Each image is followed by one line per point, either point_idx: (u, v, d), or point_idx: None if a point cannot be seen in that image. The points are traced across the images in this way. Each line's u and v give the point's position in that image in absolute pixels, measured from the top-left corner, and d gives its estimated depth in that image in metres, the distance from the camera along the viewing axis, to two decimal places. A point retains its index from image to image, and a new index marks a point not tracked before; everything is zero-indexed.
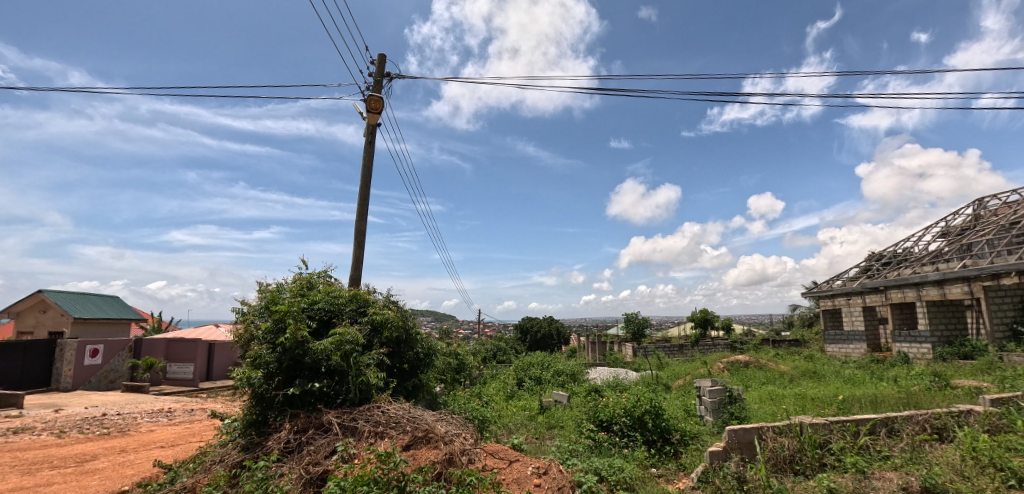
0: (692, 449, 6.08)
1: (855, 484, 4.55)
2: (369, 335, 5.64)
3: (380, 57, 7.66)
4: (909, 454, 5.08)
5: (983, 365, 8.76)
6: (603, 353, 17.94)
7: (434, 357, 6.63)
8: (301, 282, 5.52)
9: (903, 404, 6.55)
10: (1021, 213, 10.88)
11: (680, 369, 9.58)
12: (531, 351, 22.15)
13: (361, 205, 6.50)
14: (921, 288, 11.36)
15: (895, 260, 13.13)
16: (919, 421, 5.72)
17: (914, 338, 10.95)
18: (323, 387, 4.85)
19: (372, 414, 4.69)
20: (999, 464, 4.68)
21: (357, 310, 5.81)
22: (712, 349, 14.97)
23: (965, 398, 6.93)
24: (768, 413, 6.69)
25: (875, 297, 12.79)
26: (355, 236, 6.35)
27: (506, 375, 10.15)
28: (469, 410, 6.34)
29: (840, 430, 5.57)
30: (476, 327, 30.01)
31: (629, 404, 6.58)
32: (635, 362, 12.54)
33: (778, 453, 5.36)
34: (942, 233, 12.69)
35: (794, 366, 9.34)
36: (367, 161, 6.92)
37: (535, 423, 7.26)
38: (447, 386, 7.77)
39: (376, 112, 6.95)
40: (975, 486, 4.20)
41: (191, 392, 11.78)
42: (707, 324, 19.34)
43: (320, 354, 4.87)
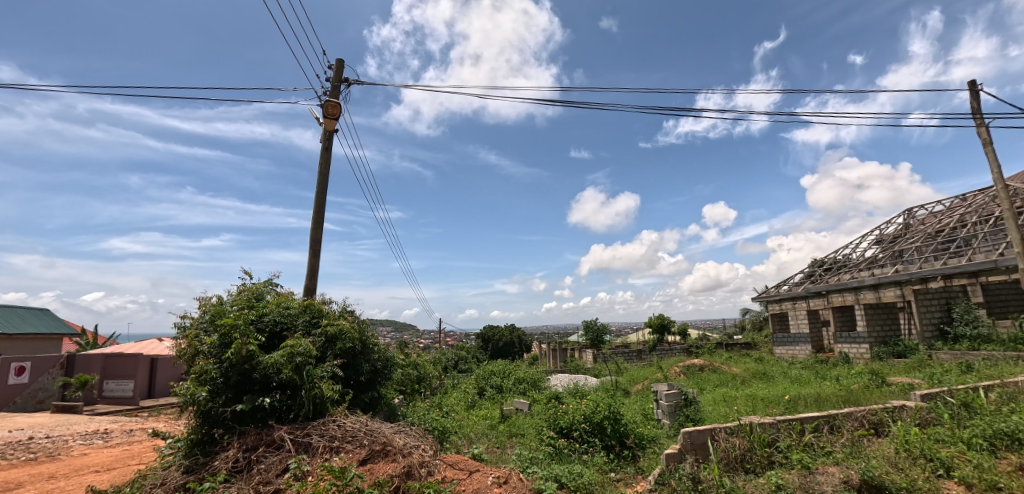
0: (649, 453, 6.20)
1: (801, 479, 4.73)
2: (323, 346, 5.44)
3: (339, 61, 7.49)
4: (849, 449, 5.37)
5: (915, 362, 9.39)
6: (564, 360, 18.07)
7: (392, 368, 6.48)
8: (248, 293, 5.24)
9: (843, 402, 6.94)
10: (944, 222, 11.84)
11: (638, 374, 9.79)
12: (493, 359, 22.06)
13: (316, 212, 6.30)
14: (859, 292, 12.14)
15: (835, 266, 13.96)
16: (858, 417, 6.06)
17: (853, 339, 11.63)
18: (275, 402, 4.62)
19: (327, 428, 4.50)
20: (928, 455, 5.03)
21: (310, 321, 5.61)
22: (669, 354, 15.40)
23: (899, 394, 7.41)
24: (720, 414, 6.92)
25: (818, 301, 13.54)
26: (310, 244, 6.15)
27: (467, 384, 10.06)
28: (428, 420, 6.21)
29: (787, 429, 5.82)
30: (438, 336, 29.61)
31: (589, 410, 6.64)
32: (595, 368, 12.70)
33: (730, 453, 5.54)
34: (876, 241, 13.59)
35: (745, 368, 9.73)
36: (324, 168, 6.74)
37: (496, 432, 7.20)
38: (406, 397, 7.60)
39: (333, 118, 6.78)
40: (907, 479, 4.48)
41: (130, 411, 10.99)
42: (664, 329, 19.91)
43: (270, 369, 4.63)
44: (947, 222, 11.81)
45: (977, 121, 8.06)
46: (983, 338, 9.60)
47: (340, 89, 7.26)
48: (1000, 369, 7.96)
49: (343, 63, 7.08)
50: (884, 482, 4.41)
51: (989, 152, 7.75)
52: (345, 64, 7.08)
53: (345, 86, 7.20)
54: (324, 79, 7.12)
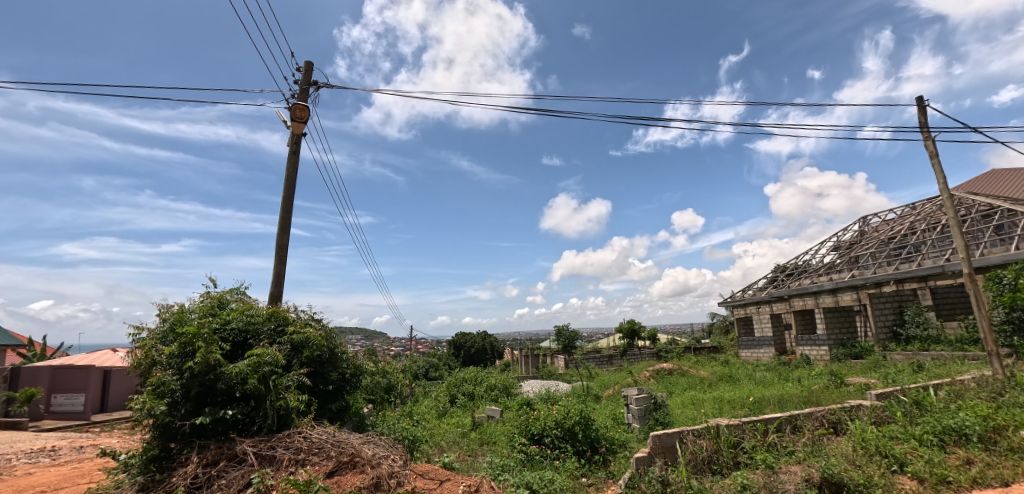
0: (620, 457, 6.25)
1: (765, 479, 4.84)
2: (289, 355, 5.27)
3: (307, 64, 7.34)
4: (810, 448, 5.57)
5: (871, 363, 9.83)
6: (536, 366, 18.10)
7: (361, 377, 6.34)
8: (210, 301, 5.04)
9: (805, 402, 7.19)
10: (896, 229, 12.49)
11: (609, 379, 9.89)
12: (465, 366, 21.89)
13: (283, 217, 6.13)
14: (818, 297, 12.66)
15: (796, 271, 14.50)
16: (818, 417, 6.28)
17: (813, 342, 12.10)
18: (238, 414, 4.43)
19: (293, 441, 4.34)
20: (884, 452, 5.27)
21: (276, 329, 5.41)
22: (639, 358, 15.62)
23: (856, 394, 7.73)
24: (689, 417, 7.06)
25: (781, 305, 14.03)
26: (277, 250, 5.97)
27: (438, 392, 9.93)
28: (398, 430, 6.10)
29: (751, 430, 5.96)
30: (409, 344, 29.13)
31: (561, 415, 6.65)
32: (566, 374, 12.75)
33: (698, 455, 5.65)
34: (834, 247, 14.20)
35: (712, 371, 9.97)
36: (291, 172, 6.57)
37: (467, 440, 7.13)
38: (375, 406, 7.46)
39: (301, 121, 6.63)
40: (865, 477, 4.65)
41: (80, 427, 10.37)
42: (634, 334, 20.25)
43: (234, 379, 4.43)
44: (898, 229, 12.46)
45: (925, 135, 8.55)
46: (933, 339, 10.15)
47: (309, 92, 7.11)
48: (947, 368, 8.42)
49: (313, 67, 6.96)
50: (843, 479, 4.58)
51: (936, 163, 8.22)
52: (314, 67, 6.95)
53: (314, 89, 7.06)
54: (293, 82, 6.96)
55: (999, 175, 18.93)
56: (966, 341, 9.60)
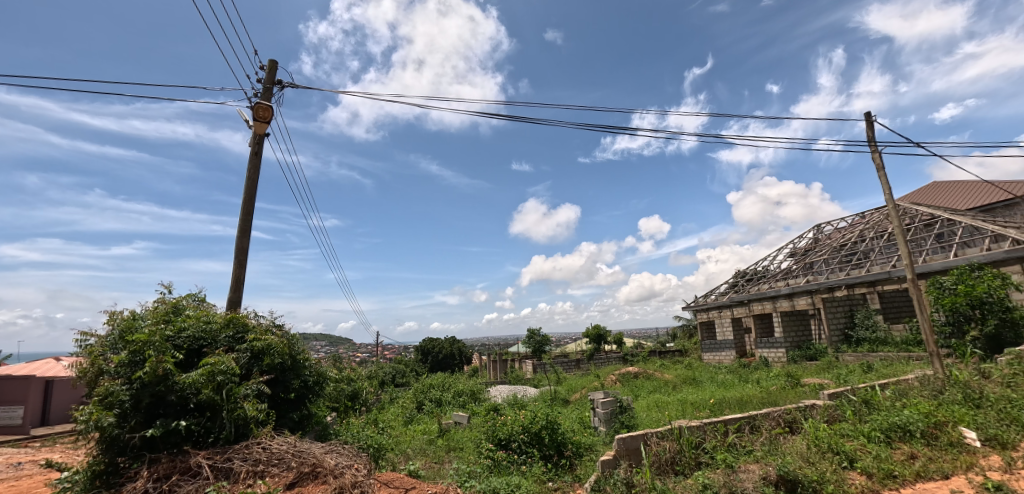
0: (586, 460, 6.31)
1: (725, 478, 4.99)
2: (248, 363, 5.07)
3: (271, 63, 7.15)
4: (767, 447, 5.79)
5: (825, 364, 10.32)
6: (504, 371, 18.08)
7: (325, 384, 6.19)
8: (164, 307, 4.80)
9: (763, 403, 7.48)
10: (847, 237, 13.18)
11: (576, 383, 9.99)
12: (432, 372, 21.63)
13: (244, 219, 5.93)
14: (776, 301, 13.23)
15: (755, 276, 15.07)
16: (775, 417, 6.53)
17: (771, 344, 12.63)
18: (191, 425, 4.20)
19: (252, 452, 4.19)
20: (835, 449, 5.53)
21: (234, 336, 5.19)
22: (607, 362, 15.83)
23: (810, 394, 8.11)
24: (653, 419, 7.22)
25: (741, 309, 14.57)
26: (236, 254, 5.76)
27: (405, 398, 9.80)
28: (363, 438, 5.97)
29: (712, 431, 6.15)
30: (376, 349, 28.55)
31: (527, 420, 6.67)
32: (534, 378, 12.79)
33: (661, 456, 5.78)
34: (791, 253, 14.84)
35: (676, 374, 10.22)
36: (253, 173, 6.37)
37: (434, 447, 7.06)
38: (339, 415, 7.28)
39: (264, 121, 6.44)
40: (819, 474, 4.87)
41: (16, 442, 9.65)
42: (601, 339, 20.55)
43: (188, 389, 4.21)
44: (849, 237, 13.15)
45: (872, 148, 9.07)
46: (880, 341, 10.74)
47: (273, 92, 6.92)
48: (894, 368, 8.95)
49: (277, 66, 6.79)
50: (798, 476, 4.76)
51: (883, 175, 8.74)
52: (278, 66, 6.78)
53: (278, 88, 6.87)
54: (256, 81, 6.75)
55: (940, 187, 20.28)
56: (910, 342, 10.19)
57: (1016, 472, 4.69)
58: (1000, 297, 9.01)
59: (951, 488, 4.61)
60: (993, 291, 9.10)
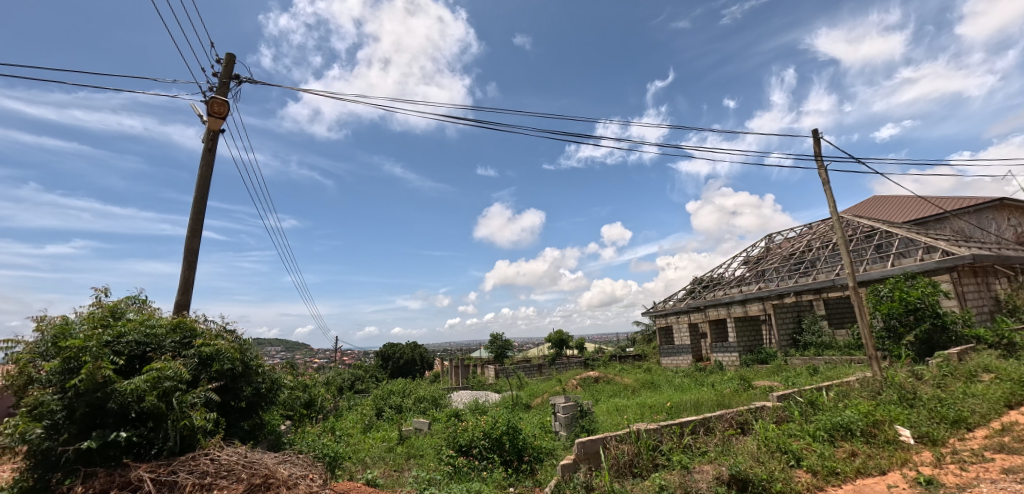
0: (547, 465, 6.36)
1: (680, 479, 5.14)
2: (196, 369, 4.79)
3: (228, 57, 6.89)
4: (720, 448, 6.02)
5: (775, 367, 10.83)
6: (466, 376, 17.96)
7: (279, 391, 5.97)
8: (102, 311, 4.47)
9: (717, 405, 7.77)
10: (795, 247, 13.93)
11: (538, 388, 10.05)
12: (393, 378, 21.19)
13: (194, 219, 5.65)
14: (730, 307, 13.80)
15: (711, 283, 15.66)
16: (727, 419, 6.78)
17: (725, 348, 13.13)
18: (132, 437, 3.88)
19: (199, 464, 3.90)
20: (783, 448, 5.80)
21: (181, 342, 4.89)
22: (568, 367, 16.01)
23: (760, 396, 8.52)
24: (612, 423, 7.35)
25: (698, 315, 15.11)
26: (186, 255, 5.48)
27: (364, 405, 9.57)
28: (319, 446, 5.77)
29: (669, 433, 6.31)
30: (334, 355, 27.70)
31: (488, 426, 6.65)
32: (497, 384, 12.76)
33: (619, 459, 5.88)
34: (744, 261, 15.53)
35: (636, 378, 10.47)
36: (205, 170, 6.09)
37: (393, 454, 6.92)
38: (293, 423, 7.02)
39: (219, 117, 6.18)
40: (768, 473, 5.09)
41: None
42: (563, 344, 20.92)
43: (128, 397, 3.89)
44: (796, 246, 13.91)
45: (819, 163, 9.65)
46: (825, 345, 11.38)
47: (229, 87, 6.65)
48: (837, 371, 9.50)
49: (234, 60, 6.55)
50: (748, 475, 4.97)
51: (827, 189, 9.30)
52: (236, 60, 6.55)
53: (235, 83, 6.62)
54: (211, 75, 6.48)
55: (878, 202, 21.84)
56: (852, 346, 10.85)
57: (945, 466, 5.08)
58: (931, 303, 9.76)
59: (887, 483, 4.93)
60: (925, 297, 9.84)
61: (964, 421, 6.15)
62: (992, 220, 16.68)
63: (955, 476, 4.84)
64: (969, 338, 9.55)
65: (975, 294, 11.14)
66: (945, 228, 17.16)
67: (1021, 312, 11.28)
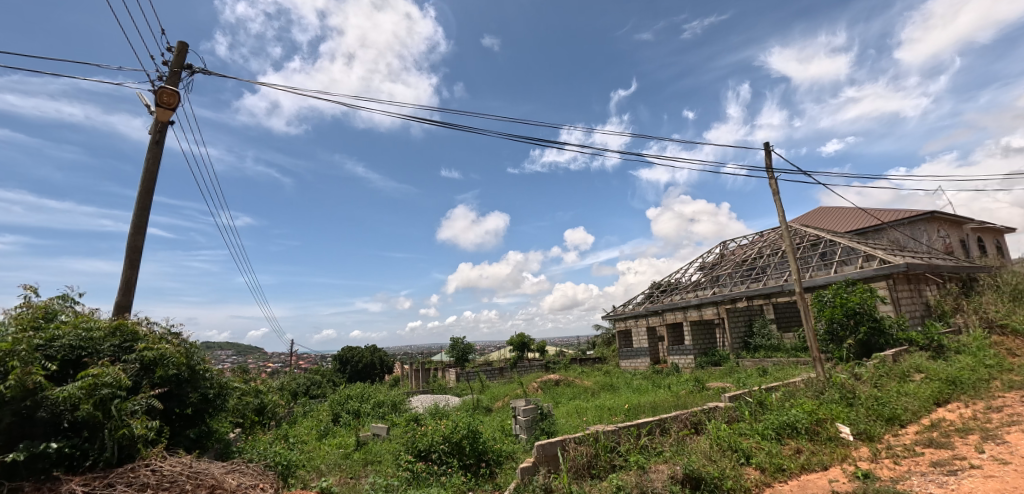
0: (506, 469, 6.37)
1: (637, 479, 5.28)
2: (137, 376, 4.47)
3: (180, 45, 6.57)
4: (675, 447, 6.23)
5: (727, 369, 11.30)
6: (427, 381, 17.75)
7: (229, 396, 5.72)
8: (32, 312, 4.14)
9: (673, 407, 8.04)
10: (747, 253, 14.62)
11: (499, 391, 10.09)
12: (351, 382, 20.66)
13: (138, 214, 5.34)
14: (687, 311, 14.31)
15: (669, 288, 16.18)
16: (682, 419, 7.01)
17: (682, 351, 13.59)
18: (64, 448, 3.53)
19: (140, 476, 3.60)
20: (734, 446, 6.03)
21: (121, 346, 4.59)
22: (529, 370, 16.10)
23: (713, 396, 8.88)
24: (572, 425, 7.47)
25: (656, 318, 15.57)
26: (128, 253, 5.16)
27: (319, 411, 9.29)
28: (270, 455, 5.54)
29: (626, 434, 6.45)
30: (290, 359, 26.68)
31: (448, 430, 6.60)
32: (458, 387, 12.69)
33: (578, 461, 5.98)
34: (700, 267, 16.13)
35: (595, 380, 10.67)
36: (152, 163, 5.77)
37: (350, 461, 6.76)
38: (243, 431, 6.72)
39: (169, 108, 5.85)
40: (720, 470, 5.32)
41: None
42: (524, 347, 21.11)
43: (60, 406, 3.56)
44: (748, 253, 14.60)
45: (770, 174, 10.18)
46: (774, 348, 11.99)
47: (180, 77, 6.33)
48: (785, 372, 10.03)
49: (186, 48, 6.25)
50: (701, 473, 5.16)
51: (778, 200, 9.82)
52: (188, 49, 6.25)
53: (187, 73, 6.31)
54: (161, 64, 6.15)
55: (823, 213, 23.22)
56: (798, 349, 11.49)
57: (881, 461, 5.45)
58: (869, 308, 10.44)
59: (829, 478, 5.24)
60: (864, 302, 10.53)
61: (898, 418, 6.64)
62: (924, 232, 18.10)
63: (889, 470, 5.19)
64: (902, 341, 10.20)
65: (908, 300, 12.04)
66: (883, 238, 18.45)
67: (947, 316, 12.27)
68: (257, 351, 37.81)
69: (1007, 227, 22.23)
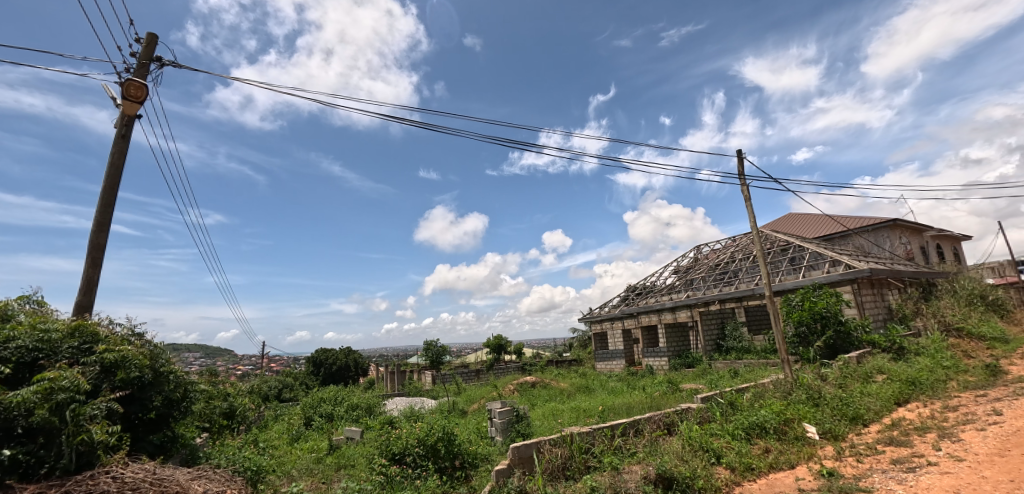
0: (482, 471, 6.38)
1: (611, 480, 5.35)
2: (97, 379, 4.29)
3: (149, 36, 6.37)
4: (648, 448, 6.35)
5: (700, 371, 11.55)
6: (401, 383, 17.57)
7: (195, 398, 5.57)
8: None
9: (646, 408, 8.19)
10: (720, 258, 15.00)
11: (475, 394, 10.07)
12: (324, 385, 20.27)
13: (101, 211, 5.13)
14: (661, 314, 14.58)
15: (644, 291, 16.44)
16: (655, 420, 7.15)
17: (656, 353, 13.84)
18: (18, 455, 3.31)
19: (99, 483, 3.44)
20: (705, 446, 6.18)
21: (81, 347, 4.40)
22: (505, 373, 16.10)
23: (686, 397, 9.09)
24: (547, 427, 7.52)
25: (631, 321, 15.81)
26: (90, 250, 4.96)
27: (291, 415, 9.10)
28: (239, 460, 5.39)
29: (601, 435, 6.54)
30: (261, 362, 25.99)
31: (423, 433, 6.55)
32: (434, 390, 12.61)
33: (553, 462, 6.02)
34: (674, 270, 16.45)
35: (571, 382, 10.77)
36: (117, 158, 5.57)
37: (322, 465, 6.65)
38: (210, 436, 6.52)
39: (135, 101, 5.64)
40: (691, 470, 5.44)
41: None
42: (500, 349, 21.11)
43: (11, 411, 3.36)
44: (721, 257, 14.99)
45: (742, 181, 10.48)
46: (745, 350, 12.34)
47: (149, 69, 6.12)
48: (755, 373, 10.33)
49: (155, 40, 6.06)
50: (673, 473, 5.27)
51: (750, 206, 10.12)
52: (157, 41, 6.05)
53: (156, 66, 6.11)
54: (129, 56, 5.95)
55: (793, 219, 23.98)
56: (768, 350, 11.85)
57: (845, 459, 5.68)
58: (835, 311, 10.85)
59: (796, 475, 5.44)
60: (830, 306, 10.94)
61: (861, 418, 6.93)
62: (887, 238, 18.91)
63: (852, 467, 5.42)
64: (866, 342, 10.63)
65: (872, 303, 12.57)
66: (849, 244, 19.17)
67: (907, 319, 12.83)
68: (227, 353, 36.68)
69: (962, 234, 23.40)
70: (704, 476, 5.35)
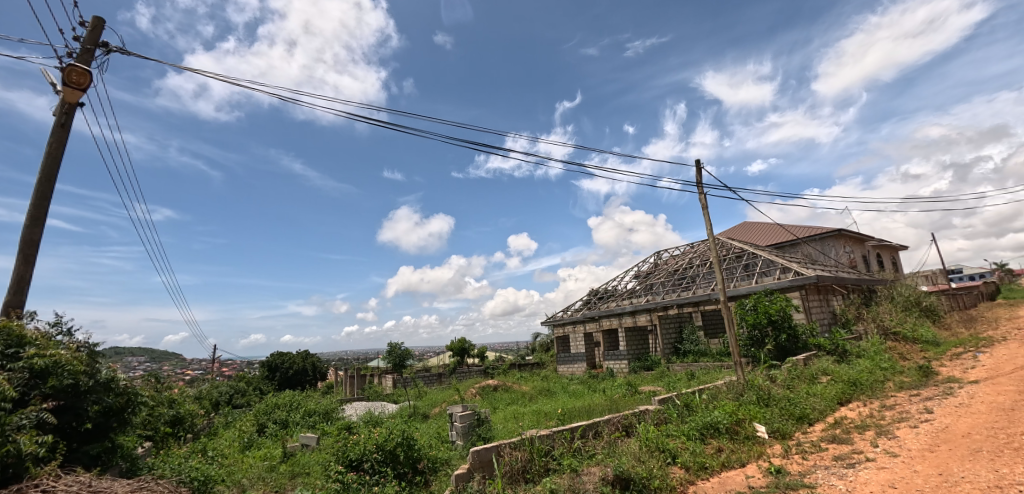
0: (441, 475, 6.37)
1: (570, 481, 5.46)
2: (25, 386, 4.00)
3: (95, 21, 6.01)
4: (606, 450, 6.52)
5: (659, 374, 11.90)
6: (361, 388, 17.17)
7: (139, 406, 5.28)
8: None
9: (606, 410, 8.40)
10: (678, 264, 15.53)
11: (437, 398, 10.01)
12: (279, 390, 19.53)
13: (37, 206, 4.79)
14: (621, 317, 14.97)
15: (606, 295, 16.80)
16: (614, 422, 7.34)
17: (616, 356, 14.26)
18: None
19: None
20: (662, 447, 6.40)
21: (7, 352, 4.09)
22: (467, 377, 16.05)
23: (643, 400, 9.38)
24: (508, 431, 7.57)
25: (593, 324, 16.14)
26: (22, 248, 4.63)
27: (243, 421, 8.75)
28: (185, 470, 5.15)
29: (561, 438, 6.66)
30: (211, 366, 24.69)
31: (381, 438, 6.46)
32: (394, 393, 12.41)
33: (513, 466, 6.07)
34: (635, 275, 16.90)
35: (533, 385, 10.90)
36: (56, 148, 5.22)
37: (275, 474, 6.44)
38: (154, 445, 6.18)
39: (77, 88, 5.31)
40: (647, 470, 5.62)
41: None
42: (463, 353, 21.02)
43: None
44: (679, 264, 15.52)
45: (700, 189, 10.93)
46: (701, 352, 12.85)
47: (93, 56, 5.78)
48: (710, 375, 10.77)
49: (102, 24, 5.71)
50: (630, 474, 5.43)
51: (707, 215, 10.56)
52: (104, 25, 5.71)
53: (102, 51, 5.78)
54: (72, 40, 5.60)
55: (748, 227, 25.10)
56: (722, 353, 12.39)
57: (791, 456, 6.03)
58: (785, 316, 11.46)
59: (746, 473, 5.72)
60: (781, 311, 11.54)
61: (806, 417, 7.37)
62: (833, 247, 20.30)
63: (798, 464, 5.75)
64: (813, 345, 11.27)
65: (818, 308, 13.34)
66: (798, 252, 20.27)
67: (850, 323, 13.69)
68: (172, 357, 34.68)
69: (899, 244, 25.19)
70: (658, 475, 5.54)
